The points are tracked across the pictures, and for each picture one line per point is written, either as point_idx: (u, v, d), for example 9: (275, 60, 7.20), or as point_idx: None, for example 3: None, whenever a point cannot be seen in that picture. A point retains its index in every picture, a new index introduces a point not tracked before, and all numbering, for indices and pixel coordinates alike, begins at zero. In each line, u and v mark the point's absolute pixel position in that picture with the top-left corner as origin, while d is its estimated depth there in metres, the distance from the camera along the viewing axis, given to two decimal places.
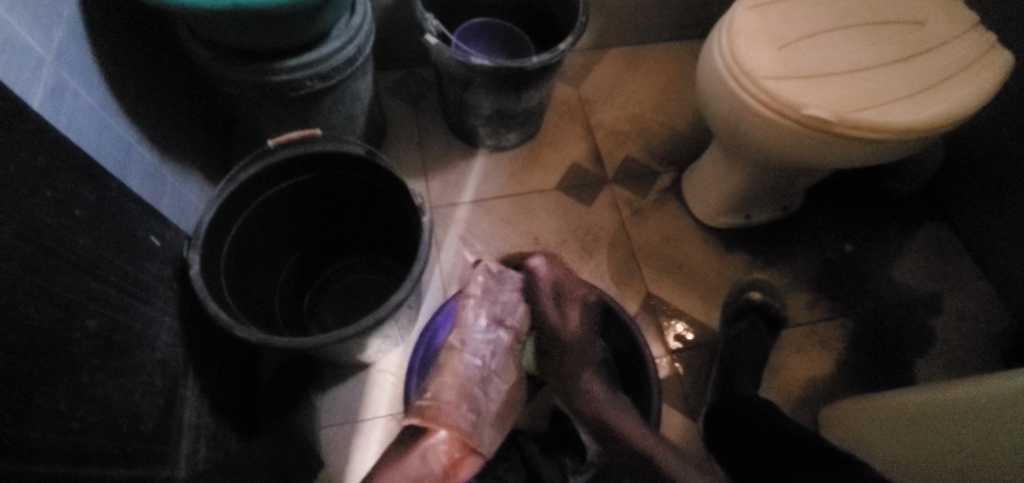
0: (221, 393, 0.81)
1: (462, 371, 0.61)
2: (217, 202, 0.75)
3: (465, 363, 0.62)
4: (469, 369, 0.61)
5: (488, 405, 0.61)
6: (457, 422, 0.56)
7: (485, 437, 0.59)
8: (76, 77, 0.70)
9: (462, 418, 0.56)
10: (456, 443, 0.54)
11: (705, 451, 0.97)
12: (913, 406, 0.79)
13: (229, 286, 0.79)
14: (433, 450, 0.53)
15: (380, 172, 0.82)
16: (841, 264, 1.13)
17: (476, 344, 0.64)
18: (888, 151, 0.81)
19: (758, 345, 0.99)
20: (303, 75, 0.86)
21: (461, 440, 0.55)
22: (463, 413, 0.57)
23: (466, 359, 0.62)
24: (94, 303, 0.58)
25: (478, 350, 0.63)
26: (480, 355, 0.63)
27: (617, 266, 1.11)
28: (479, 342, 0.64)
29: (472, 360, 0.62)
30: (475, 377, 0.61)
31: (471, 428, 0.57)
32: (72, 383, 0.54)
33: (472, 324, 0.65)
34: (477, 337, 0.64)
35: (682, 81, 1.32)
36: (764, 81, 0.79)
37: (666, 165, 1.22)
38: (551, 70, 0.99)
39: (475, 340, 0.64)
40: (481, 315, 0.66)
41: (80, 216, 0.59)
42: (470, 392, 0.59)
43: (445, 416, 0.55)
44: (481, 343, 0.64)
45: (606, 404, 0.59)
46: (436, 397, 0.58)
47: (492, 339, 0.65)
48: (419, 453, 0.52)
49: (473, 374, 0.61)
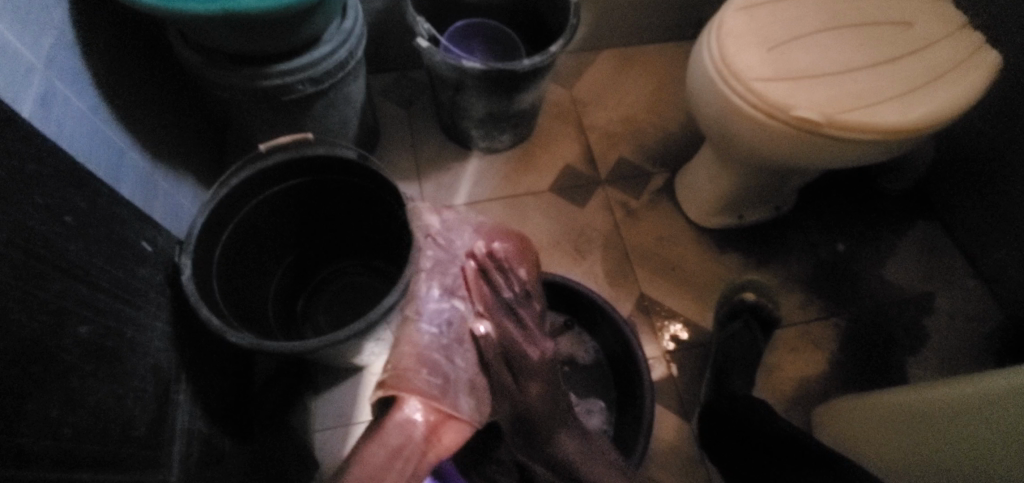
0: (214, 398, 0.82)
1: (421, 341, 0.58)
2: (209, 207, 0.75)
3: (422, 334, 0.59)
4: (427, 338, 0.59)
5: (458, 370, 0.57)
6: (423, 387, 0.54)
7: (463, 403, 0.55)
8: (66, 84, 0.70)
9: (427, 385, 0.54)
10: (428, 408, 0.53)
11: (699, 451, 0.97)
12: (906, 405, 0.79)
13: (221, 290, 0.79)
14: (405, 422, 0.51)
15: (372, 175, 0.82)
16: (833, 264, 1.14)
17: (431, 313, 0.61)
18: (877, 152, 0.81)
19: (751, 342, 1.00)
20: (294, 80, 0.86)
21: (433, 405, 0.53)
22: (428, 376, 0.55)
23: (422, 328, 0.60)
24: (84, 309, 0.59)
25: (434, 320, 0.61)
26: (436, 324, 0.60)
27: (610, 267, 1.11)
28: (436, 312, 0.62)
29: (428, 328, 0.60)
30: (433, 345, 0.58)
31: (442, 394, 0.54)
32: (64, 389, 0.54)
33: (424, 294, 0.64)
34: (430, 306, 0.62)
35: (674, 82, 1.32)
36: (754, 83, 0.79)
37: (658, 166, 1.22)
38: (542, 73, 0.99)
39: (430, 310, 0.62)
40: (433, 288, 0.64)
41: (70, 223, 0.59)
42: (434, 359, 0.57)
43: (408, 387, 0.54)
44: (436, 312, 0.62)
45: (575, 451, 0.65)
46: (393, 365, 0.56)
47: (447, 308, 0.63)
48: (393, 427, 0.51)
49: (429, 341, 0.58)
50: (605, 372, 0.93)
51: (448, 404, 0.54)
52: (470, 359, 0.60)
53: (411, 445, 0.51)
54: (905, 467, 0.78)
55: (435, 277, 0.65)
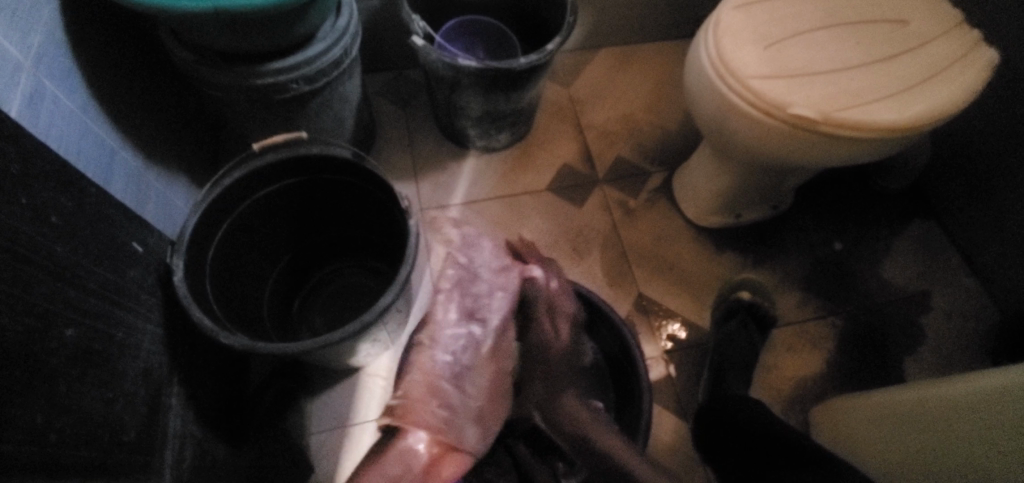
0: (207, 400, 0.80)
1: (433, 369, 0.58)
2: (201, 207, 0.74)
3: (437, 361, 0.59)
4: (438, 366, 0.58)
5: (465, 401, 0.58)
6: (429, 419, 0.55)
7: (468, 433, 0.57)
8: (54, 82, 0.69)
9: (434, 417, 0.55)
10: (432, 439, 0.54)
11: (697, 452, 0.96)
12: (900, 405, 0.79)
13: (214, 292, 0.78)
14: (409, 451, 0.53)
15: (367, 175, 0.81)
16: (831, 263, 1.13)
17: (447, 340, 0.60)
18: (874, 150, 0.81)
19: (748, 340, 1.00)
20: (288, 78, 0.85)
21: (438, 437, 0.54)
22: (434, 409, 0.56)
23: (437, 356, 0.59)
24: (71, 312, 0.57)
25: (449, 347, 0.60)
26: (451, 352, 0.59)
27: (608, 267, 1.11)
28: (453, 337, 0.60)
29: (444, 357, 0.59)
30: (445, 374, 0.58)
31: (449, 426, 0.55)
32: (50, 394, 0.53)
33: (443, 317, 0.61)
34: (448, 332, 0.60)
35: (671, 81, 1.32)
36: (751, 81, 0.78)
37: (656, 165, 1.22)
38: (539, 71, 0.98)
39: (447, 334, 0.60)
40: (451, 311, 0.62)
41: (57, 224, 0.58)
42: (442, 391, 0.57)
43: (415, 420, 0.54)
44: (453, 338, 0.60)
45: (589, 424, 0.65)
46: (405, 396, 0.56)
47: (465, 333, 0.61)
48: (394, 454, 0.53)
49: (442, 370, 0.58)
50: (605, 374, 0.90)
51: (450, 437, 0.55)
52: (480, 385, 0.60)
53: (410, 477, 0.52)
54: (902, 469, 0.77)
55: (453, 298, 0.62)
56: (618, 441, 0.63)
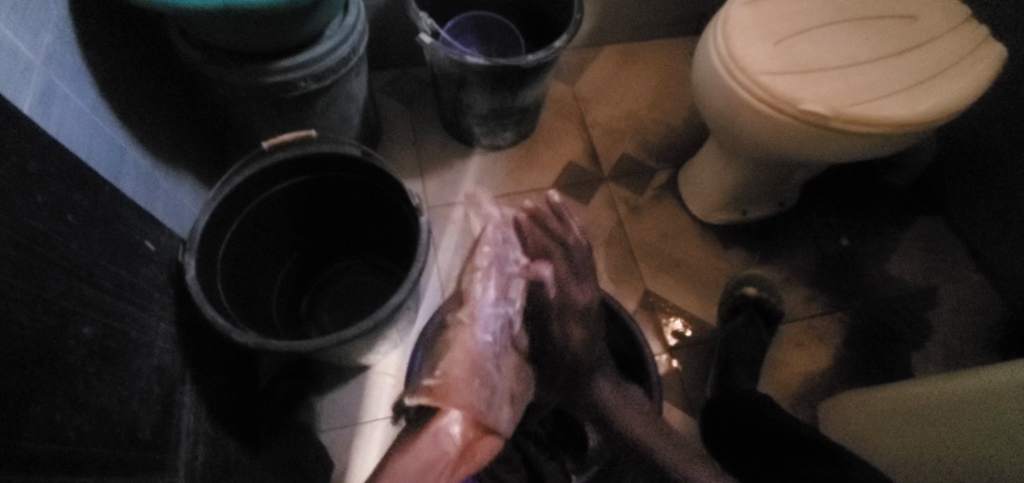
0: (218, 398, 0.81)
1: (476, 348, 0.53)
2: (212, 206, 0.74)
3: (479, 340, 0.54)
4: (480, 346, 0.53)
5: (502, 382, 0.53)
6: (471, 400, 0.50)
7: (504, 415, 0.52)
8: (65, 81, 0.69)
9: (477, 402, 0.49)
10: (469, 420, 0.48)
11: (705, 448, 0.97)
12: (908, 400, 0.80)
13: (225, 291, 0.78)
14: (444, 434, 0.47)
15: (376, 172, 0.82)
16: (837, 259, 1.13)
17: (487, 319, 0.53)
18: (883, 145, 0.81)
19: (754, 335, 1.00)
20: (297, 77, 0.85)
21: (474, 418, 0.49)
22: (478, 389, 0.50)
23: (477, 335, 0.54)
24: (88, 310, 0.58)
25: (490, 328, 0.54)
26: (492, 332, 0.54)
27: (615, 264, 1.11)
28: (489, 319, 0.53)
29: (484, 337, 0.54)
30: (485, 357, 0.53)
31: (488, 408, 0.50)
32: (68, 391, 0.53)
33: (480, 300, 0.54)
34: (488, 313, 0.53)
35: (676, 78, 1.32)
36: (760, 76, 0.79)
37: (662, 162, 1.22)
38: (546, 68, 0.99)
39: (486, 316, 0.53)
40: (489, 289, 0.54)
41: (72, 222, 0.58)
42: (482, 373, 0.52)
43: (454, 401, 0.49)
44: (490, 318, 0.53)
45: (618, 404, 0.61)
46: (447, 375, 0.52)
47: (503, 315, 0.53)
48: (429, 437, 0.46)
49: (485, 350, 0.53)
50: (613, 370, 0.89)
51: (488, 419, 0.49)
52: (510, 371, 0.54)
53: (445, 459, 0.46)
54: (909, 463, 0.78)
55: (491, 275, 0.54)
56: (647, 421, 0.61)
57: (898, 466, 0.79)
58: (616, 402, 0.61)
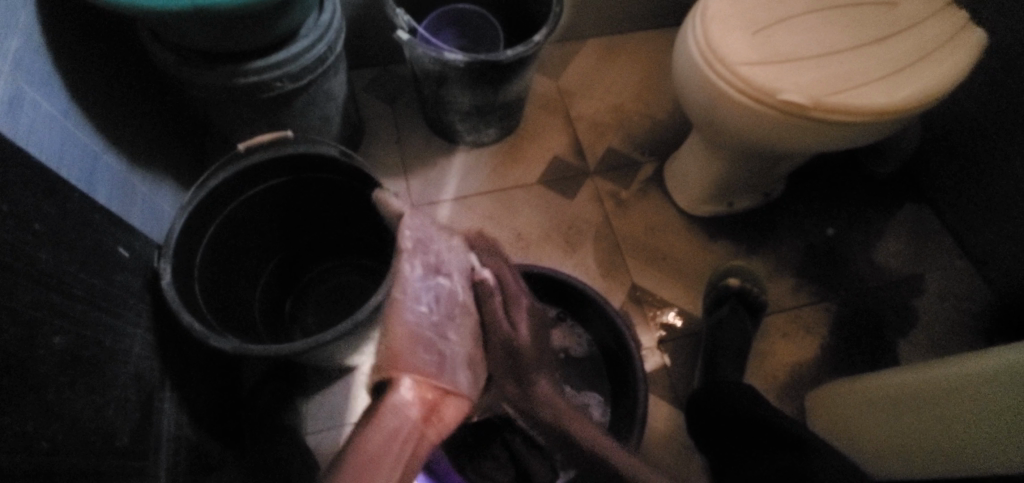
0: (200, 404, 0.80)
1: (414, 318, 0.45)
2: (188, 210, 0.73)
3: (412, 312, 0.45)
4: (415, 320, 0.45)
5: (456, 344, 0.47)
6: (423, 366, 0.43)
7: (462, 378, 0.45)
8: (35, 86, 0.68)
9: (430, 368, 0.43)
10: (424, 384, 0.42)
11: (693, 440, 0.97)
12: (892, 389, 0.79)
13: (204, 295, 0.77)
14: (403, 407, 0.41)
15: (354, 173, 0.81)
16: (823, 248, 1.13)
17: (415, 290, 0.46)
18: (864, 134, 0.81)
19: (740, 324, 0.99)
20: (272, 77, 0.84)
21: (429, 382, 0.42)
22: (426, 352, 0.44)
23: (410, 308, 0.45)
24: (59, 319, 0.57)
25: (424, 297, 0.46)
26: (425, 302, 0.46)
27: (601, 258, 1.10)
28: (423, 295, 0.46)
29: (416, 309, 0.45)
30: (425, 327, 0.45)
31: (443, 375, 0.43)
32: (40, 402, 0.52)
33: (408, 274, 0.46)
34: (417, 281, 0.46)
35: (660, 71, 1.31)
36: (739, 67, 0.78)
37: (648, 156, 1.21)
38: (526, 64, 0.98)
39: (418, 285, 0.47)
40: (414, 265, 0.48)
41: (41, 230, 0.57)
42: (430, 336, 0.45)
43: (410, 373, 0.42)
44: (422, 291, 0.47)
45: (562, 407, 0.52)
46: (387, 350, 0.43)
47: (434, 286, 0.47)
48: (387, 412, 0.41)
49: (421, 322, 0.45)
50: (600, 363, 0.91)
51: (446, 381, 0.43)
52: (465, 333, 0.48)
53: (410, 429, 0.40)
54: (902, 455, 0.78)
55: (414, 252, 0.49)
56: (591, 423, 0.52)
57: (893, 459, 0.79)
58: (561, 408, 0.52)
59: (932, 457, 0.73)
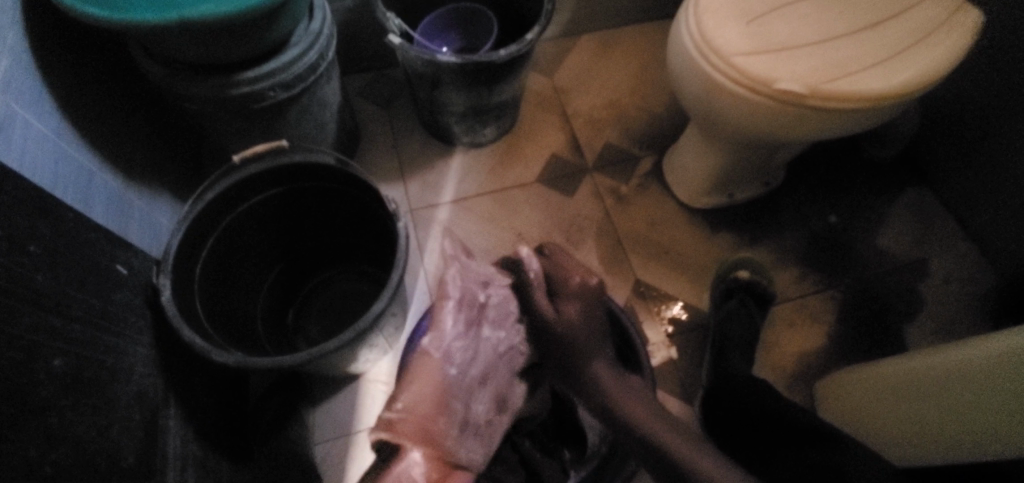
0: (207, 418, 0.80)
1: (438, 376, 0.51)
2: (185, 226, 0.72)
3: (445, 372, 0.52)
4: (447, 380, 0.51)
5: (477, 410, 0.57)
6: (437, 433, 0.48)
7: (469, 449, 0.53)
8: (26, 107, 0.67)
9: (444, 433, 0.48)
10: (434, 457, 0.46)
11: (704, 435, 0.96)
12: (906, 374, 0.78)
13: (205, 309, 0.76)
14: (408, 474, 0.43)
15: (352, 180, 0.80)
16: (826, 235, 1.13)
17: (455, 353, 0.54)
18: (863, 120, 0.79)
19: (748, 316, 0.99)
20: (264, 87, 0.83)
21: (437, 455, 0.47)
22: (447, 419, 0.49)
23: (446, 370, 0.52)
24: (58, 341, 0.56)
25: (457, 360, 0.54)
26: (457, 366, 0.53)
27: (603, 255, 1.10)
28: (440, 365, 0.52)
29: (449, 370, 0.52)
30: (457, 386, 0.53)
31: (450, 443, 0.49)
32: (43, 426, 0.52)
33: (446, 330, 0.53)
34: (451, 345, 0.53)
35: (655, 63, 1.31)
36: (733, 58, 0.77)
37: (646, 149, 1.21)
38: (519, 63, 0.97)
39: (451, 346, 0.54)
40: (450, 364, 0.52)
41: (36, 252, 0.56)
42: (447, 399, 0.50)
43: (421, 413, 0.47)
44: (456, 349, 0.54)
45: (619, 393, 0.60)
46: (410, 410, 0.47)
47: (467, 346, 0.55)
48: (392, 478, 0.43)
49: (451, 384, 0.51)
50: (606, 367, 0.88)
51: (454, 454, 0.49)
52: (486, 396, 0.59)
53: None
54: (916, 441, 0.76)
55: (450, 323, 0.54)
56: (636, 400, 0.61)
57: (905, 445, 0.78)
58: (617, 391, 0.61)
59: (942, 441, 0.72)
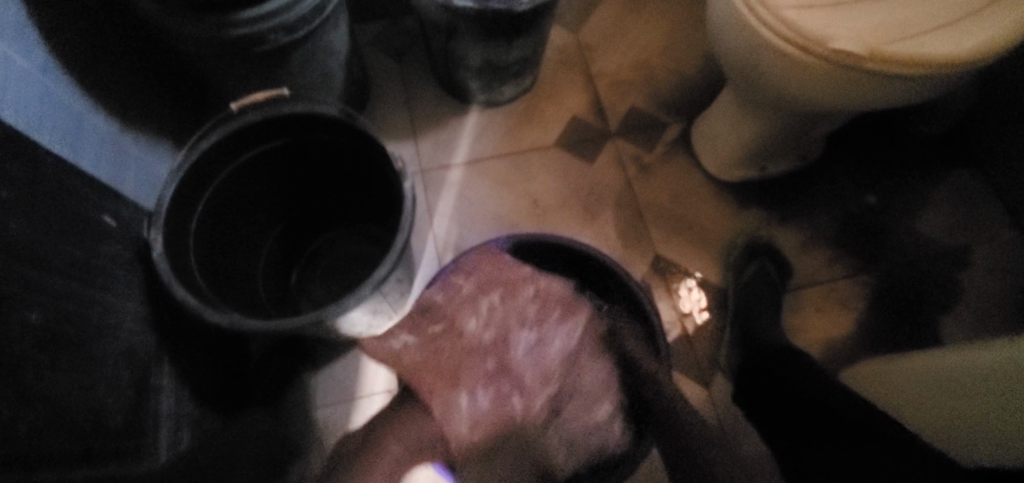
0: (201, 378, 0.76)
1: (470, 343, 0.65)
2: (178, 175, 0.68)
3: (513, 353, 0.65)
4: (513, 362, 0.64)
5: (514, 405, 0.63)
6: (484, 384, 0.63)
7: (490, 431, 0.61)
8: (8, 40, 0.62)
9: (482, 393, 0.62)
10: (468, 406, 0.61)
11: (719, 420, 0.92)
12: (946, 369, 0.66)
13: (200, 265, 0.72)
14: (450, 406, 0.60)
15: (359, 135, 0.75)
16: (862, 216, 1.05)
17: (522, 346, 0.65)
18: (924, 89, 0.71)
19: (768, 286, 0.97)
20: (266, 28, 0.77)
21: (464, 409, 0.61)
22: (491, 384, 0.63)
23: (517, 353, 0.65)
24: (35, 294, 0.52)
25: (529, 353, 0.65)
26: (529, 355, 0.65)
27: (620, 227, 1.04)
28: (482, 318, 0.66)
29: (520, 355, 0.65)
30: (516, 376, 0.64)
31: (487, 410, 0.62)
32: (16, 384, 0.48)
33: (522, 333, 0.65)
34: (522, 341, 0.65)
35: (690, 21, 1.21)
36: (785, 11, 0.69)
37: (674, 115, 1.12)
38: (543, 13, 0.89)
39: (525, 338, 0.65)
40: (520, 346, 0.65)
41: (7, 198, 0.52)
42: (501, 396, 0.63)
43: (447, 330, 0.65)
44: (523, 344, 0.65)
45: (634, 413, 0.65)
46: (465, 364, 0.63)
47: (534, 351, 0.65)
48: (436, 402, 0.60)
49: (514, 364, 0.64)
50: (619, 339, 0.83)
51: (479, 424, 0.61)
52: (536, 403, 0.64)
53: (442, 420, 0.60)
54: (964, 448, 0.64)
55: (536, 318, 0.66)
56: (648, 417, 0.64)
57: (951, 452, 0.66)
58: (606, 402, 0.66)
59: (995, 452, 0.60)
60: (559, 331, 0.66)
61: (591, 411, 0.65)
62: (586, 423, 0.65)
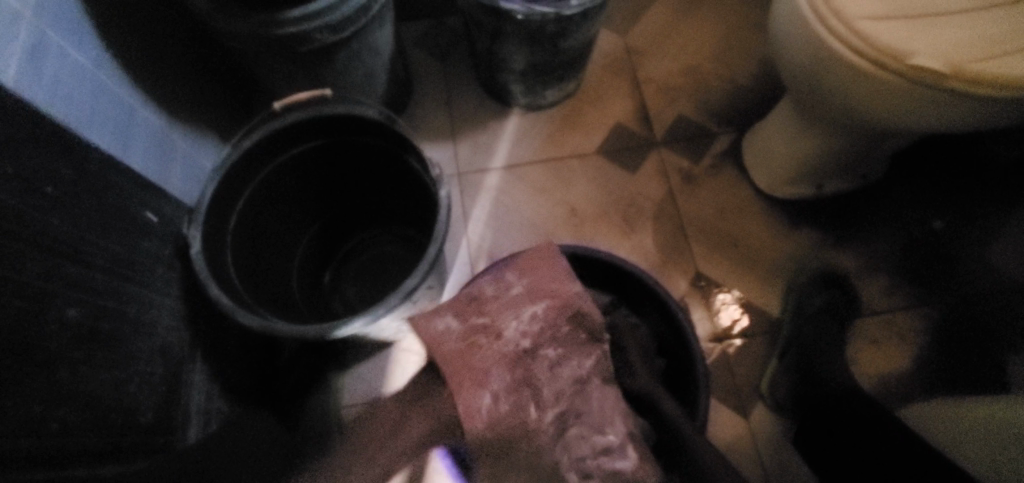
0: (234, 374, 0.77)
1: (506, 351, 0.50)
2: (218, 174, 0.68)
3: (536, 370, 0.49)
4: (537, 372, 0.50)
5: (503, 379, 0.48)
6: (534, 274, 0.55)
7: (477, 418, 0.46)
8: (64, 33, 0.63)
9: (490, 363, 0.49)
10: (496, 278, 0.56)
11: (758, 453, 0.88)
12: (1012, 418, 0.54)
13: (237, 263, 0.72)
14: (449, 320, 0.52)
15: (398, 139, 0.74)
16: (926, 243, 0.98)
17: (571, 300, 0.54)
18: (1012, 113, 0.64)
19: (832, 319, 0.89)
20: (312, 27, 0.76)
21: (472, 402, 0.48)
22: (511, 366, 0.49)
23: (549, 352, 0.51)
24: (76, 290, 0.53)
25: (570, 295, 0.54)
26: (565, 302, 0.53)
27: (661, 242, 0.99)
28: (523, 334, 0.51)
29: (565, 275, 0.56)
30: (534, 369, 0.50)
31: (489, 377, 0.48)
32: (51, 380, 0.49)
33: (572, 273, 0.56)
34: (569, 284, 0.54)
35: (746, 27, 1.15)
36: (859, 22, 0.63)
37: (724, 126, 1.07)
38: (591, 16, 0.85)
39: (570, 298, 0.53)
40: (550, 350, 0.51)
41: (52, 194, 0.52)
42: (522, 386, 0.49)
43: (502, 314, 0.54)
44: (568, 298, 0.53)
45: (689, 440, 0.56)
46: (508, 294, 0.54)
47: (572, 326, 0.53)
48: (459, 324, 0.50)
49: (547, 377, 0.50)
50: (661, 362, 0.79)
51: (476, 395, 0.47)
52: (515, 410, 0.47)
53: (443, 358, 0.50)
54: None
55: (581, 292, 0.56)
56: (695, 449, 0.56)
57: None
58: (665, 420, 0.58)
59: None
60: (584, 358, 0.52)
61: (591, 438, 0.49)
62: (588, 446, 0.49)
